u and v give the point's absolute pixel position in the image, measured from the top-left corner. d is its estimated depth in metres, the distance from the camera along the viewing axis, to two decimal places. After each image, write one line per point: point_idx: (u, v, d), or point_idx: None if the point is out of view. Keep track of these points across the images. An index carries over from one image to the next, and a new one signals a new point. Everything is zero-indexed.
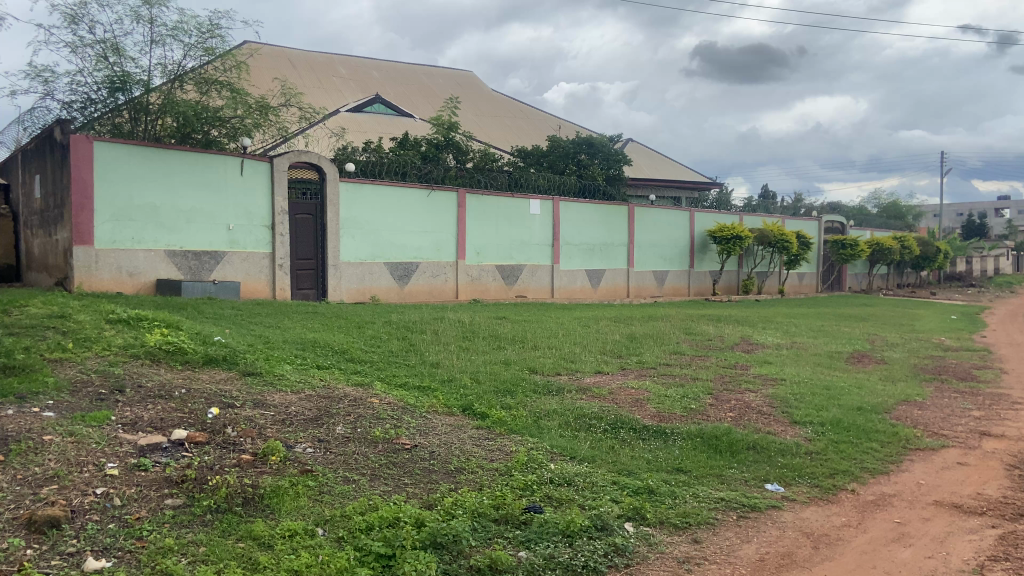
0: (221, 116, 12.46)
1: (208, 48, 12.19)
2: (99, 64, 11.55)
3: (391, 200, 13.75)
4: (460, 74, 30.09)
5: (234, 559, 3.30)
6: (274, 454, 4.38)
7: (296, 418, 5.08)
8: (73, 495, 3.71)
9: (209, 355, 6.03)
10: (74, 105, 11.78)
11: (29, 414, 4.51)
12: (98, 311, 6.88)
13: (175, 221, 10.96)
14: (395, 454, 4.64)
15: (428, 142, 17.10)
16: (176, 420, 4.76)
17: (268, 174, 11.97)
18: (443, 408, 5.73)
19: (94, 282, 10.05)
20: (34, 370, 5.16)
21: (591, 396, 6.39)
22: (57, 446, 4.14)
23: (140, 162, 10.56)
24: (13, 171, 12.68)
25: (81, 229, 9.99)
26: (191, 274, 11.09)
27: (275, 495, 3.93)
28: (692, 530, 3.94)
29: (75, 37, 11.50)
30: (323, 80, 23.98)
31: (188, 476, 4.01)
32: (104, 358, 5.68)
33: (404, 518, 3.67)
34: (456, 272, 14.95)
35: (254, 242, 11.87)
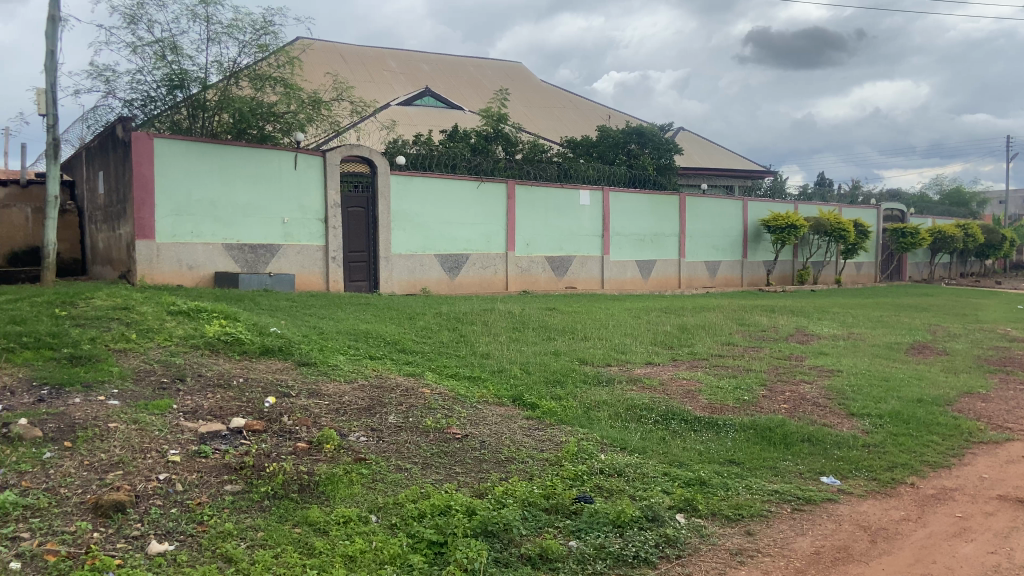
0: (275, 112, 12.71)
1: (262, 45, 12.39)
2: (158, 63, 11.86)
3: (440, 191, 13.85)
4: (508, 65, 30.11)
5: (291, 544, 3.39)
6: (329, 442, 4.46)
7: (349, 407, 5.17)
8: (137, 481, 3.86)
9: (265, 345, 6.17)
10: (135, 103, 12.11)
11: (96, 402, 4.70)
12: (160, 303, 7.10)
13: (232, 217, 11.23)
14: (446, 444, 4.69)
15: (478, 134, 17.15)
16: (234, 409, 4.89)
17: (321, 168, 12.16)
18: (493, 398, 5.75)
19: (155, 275, 10.38)
20: (100, 360, 5.38)
21: (642, 387, 6.36)
22: (122, 434, 4.31)
23: (199, 160, 10.84)
24: (77, 167, 13.17)
25: (143, 224, 10.30)
26: (248, 267, 11.36)
27: (330, 482, 4.01)
28: (746, 522, 3.88)
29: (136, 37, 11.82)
30: (373, 73, 24.24)
31: (246, 463, 4.13)
32: (165, 347, 5.87)
33: (455, 506, 3.71)
34: (506, 263, 14.99)
35: (309, 235, 12.10)
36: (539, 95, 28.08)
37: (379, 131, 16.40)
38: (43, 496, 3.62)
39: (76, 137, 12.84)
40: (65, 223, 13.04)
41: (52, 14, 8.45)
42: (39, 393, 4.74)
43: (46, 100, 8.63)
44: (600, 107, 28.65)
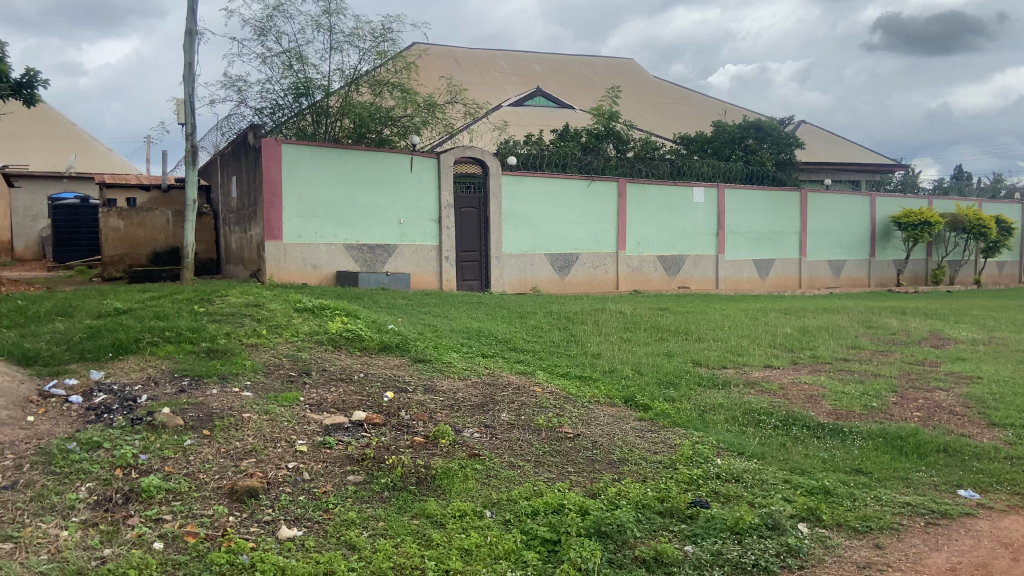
0: (392, 116, 13.16)
1: (381, 51, 12.83)
2: (286, 73, 12.51)
3: (551, 191, 13.91)
4: (620, 62, 29.84)
5: (409, 535, 3.51)
6: (444, 437, 4.58)
7: (463, 404, 5.28)
8: (269, 468, 4.10)
9: (383, 342, 6.40)
10: (265, 111, 12.82)
11: (231, 393, 5.03)
12: (287, 300, 7.49)
13: (353, 218, 11.70)
14: (558, 442, 4.71)
15: (589, 132, 17.09)
16: (355, 402, 5.10)
17: (435, 170, 12.46)
18: (606, 398, 5.73)
19: (282, 273, 10.95)
20: (234, 354, 5.75)
21: (760, 390, 6.17)
22: (254, 423, 4.59)
23: (322, 164, 11.34)
24: (213, 173, 14.10)
25: (272, 225, 10.89)
26: (367, 266, 11.80)
27: (446, 476, 4.11)
28: (873, 534, 3.70)
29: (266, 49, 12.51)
30: (486, 75, 24.62)
31: (367, 454, 4.30)
32: (292, 342, 6.19)
33: (569, 505, 3.72)
34: (618, 262, 14.87)
35: (424, 235, 12.43)
36: (652, 91, 27.66)
37: (491, 132, 16.64)
38: (184, 480, 3.92)
39: (212, 145, 13.73)
40: (202, 225, 13.98)
41: (191, 28, 9.07)
42: (180, 384, 5.13)
43: (185, 111, 9.27)
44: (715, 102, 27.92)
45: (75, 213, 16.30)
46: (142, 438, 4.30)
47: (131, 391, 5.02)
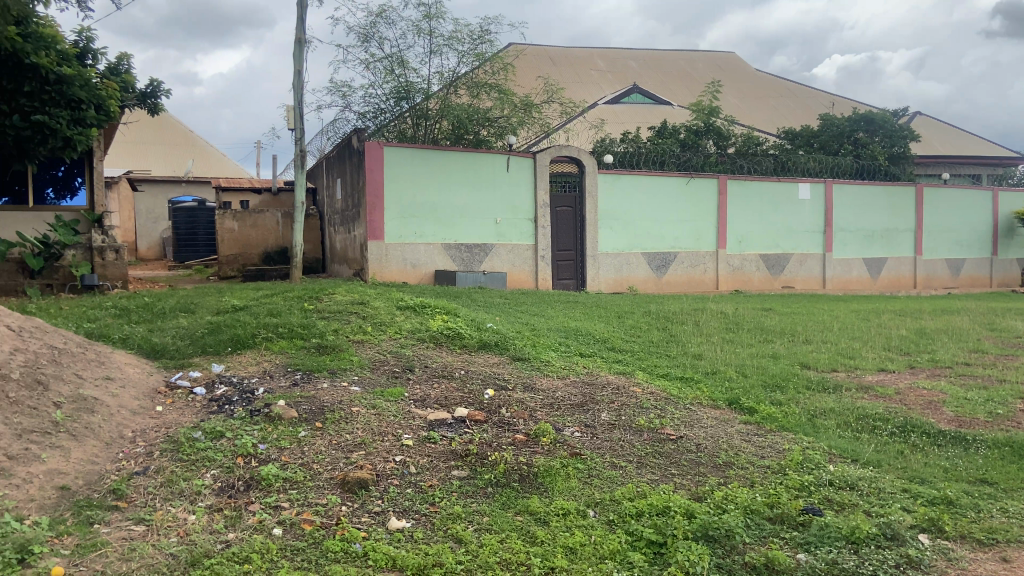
0: (489, 117, 13.32)
1: (479, 53, 12.99)
2: (387, 77, 12.84)
3: (649, 189, 13.75)
4: (720, 56, 29.16)
5: (514, 531, 3.55)
6: (545, 436, 4.61)
7: (563, 403, 5.29)
8: (377, 461, 4.24)
9: (483, 340, 6.49)
10: (367, 115, 13.19)
11: (340, 387, 5.22)
12: (390, 298, 7.71)
13: (450, 218, 11.91)
14: (661, 444, 4.66)
15: (688, 129, 16.78)
16: (457, 399, 5.20)
17: (532, 169, 12.52)
18: (708, 400, 5.63)
19: (384, 273, 11.28)
20: (342, 349, 5.97)
21: (874, 395, 5.90)
22: (363, 417, 4.75)
23: (422, 165, 11.58)
24: (319, 175, 14.66)
25: (374, 226, 11.23)
26: (464, 266, 12.00)
27: (548, 474, 4.14)
28: (1002, 549, 3.48)
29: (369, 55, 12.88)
30: (582, 73, 24.57)
31: (471, 450, 4.38)
32: (396, 339, 6.37)
33: (675, 507, 3.68)
34: (718, 261, 14.55)
35: (519, 235, 12.52)
36: (753, 85, 26.89)
37: (587, 130, 16.57)
38: (299, 470, 4.11)
39: (318, 149, 14.26)
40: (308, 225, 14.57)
41: (300, 37, 9.44)
42: (293, 378, 5.38)
43: (294, 116, 9.67)
44: (821, 95, 26.86)
45: (193, 215, 17.29)
46: (260, 429, 4.54)
47: (248, 383, 5.31)
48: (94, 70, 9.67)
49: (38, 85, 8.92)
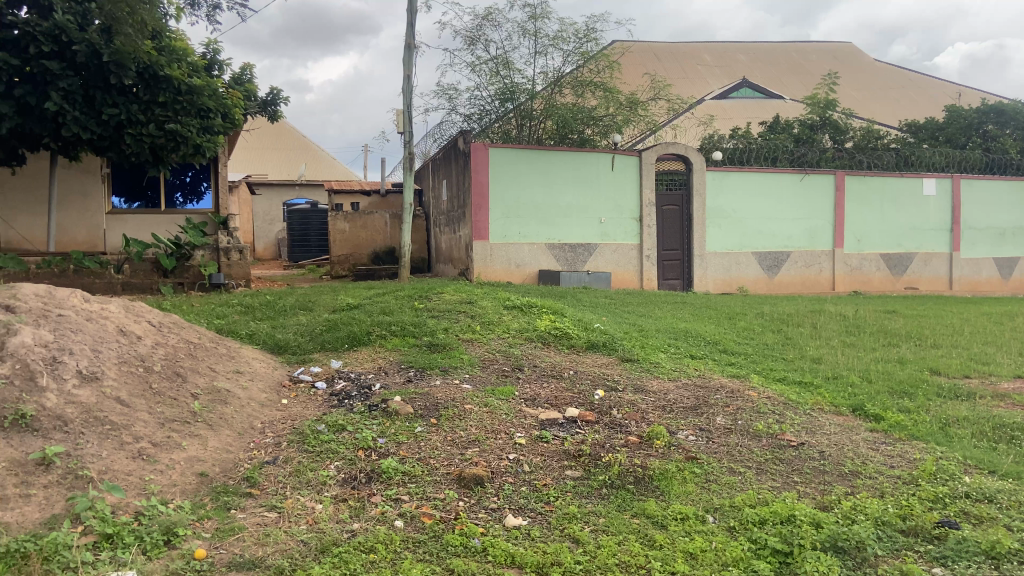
0: (595, 116, 13.21)
1: (584, 52, 12.96)
2: (493, 79, 13.01)
3: (760, 186, 13.34)
4: (836, 47, 28.00)
5: (632, 534, 3.52)
6: (659, 438, 4.55)
7: (676, 405, 5.21)
8: (492, 458, 4.30)
9: (591, 340, 6.47)
10: (473, 116, 13.42)
11: (452, 385, 5.34)
12: (497, 298, 7.81)
13: (555, 218, 11.94)
14: (780, 450, 4.52)
15: (801, 123, 16.20)
16: (568, 398, 5.21)
17: (637, 168, 12.39)
18: (830, 406, 5.42)
19: (489, 272, 11.45)
20: (452, 348, 6.09)
21: (1015, 404, 5.52)
22: (476, 415, 4.83)
23: (527, 165, 11.66)
24: (425, 177, 15.01)
25: (479, 226, 11.41)
26: (568, 265, 12.00)
27: (664, 477, 4.08)
28: None
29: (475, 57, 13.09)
30: (689, 68, 24.14)
31: (584, 451, 4.38)
32: (504, 339, 6.45)
33: (799, 516, 3.56)
34: (834, 261, 13.98)
35: (624, 234, 12.42)
36: (871, 76, 25.66)
37: (695, 126, 16.23)
38: (417, 464, 4.22)
39: (425, 151, 14.62)
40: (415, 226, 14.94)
41: (409, 42, 9.69)
42: (407, 374, 5.54)
43: (403, 120, 9.92)
44: (947, 85, 25.33)
45: (306, 216, 18.06)
46: (379, 424, 4.71)
47: (365, 379, 5.52)
48: (221, 83, 10.42)
49: (172, 96, 9.53)
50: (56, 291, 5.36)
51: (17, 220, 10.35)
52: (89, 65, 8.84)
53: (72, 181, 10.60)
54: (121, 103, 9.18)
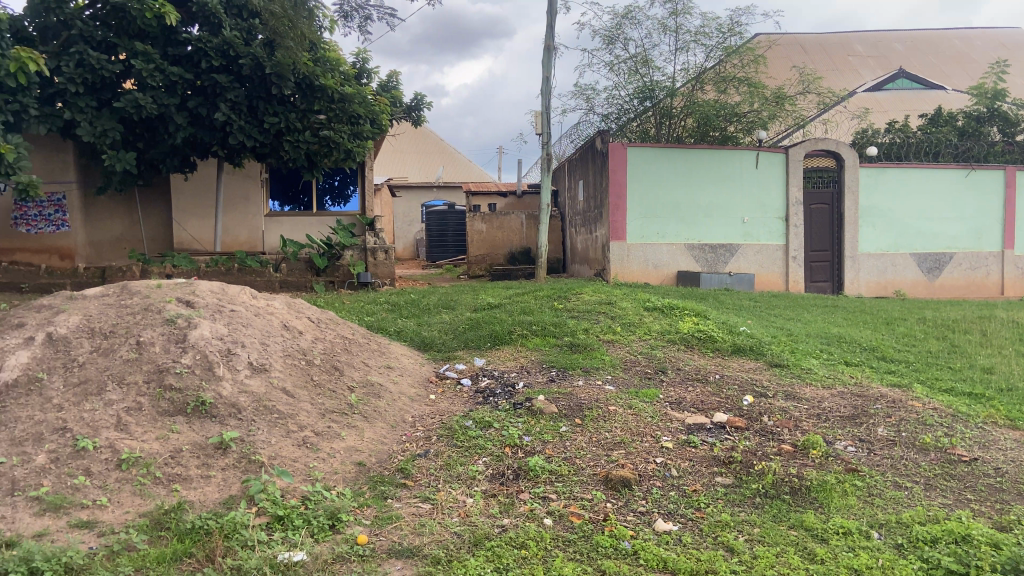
0: (739, 112, 12.86)
1: (728, 46, 12.58)
2: (632, 78, 12.91)
3: (921, 182, 12.46)
4: (1006, 33, 25.75)
5: (790, 546, 3.38)
6: (815, 448, 4.35)
7: (832, 414, 4.96)
8: (638, 461, 4.26)
9: (737, 344, 6.27)
10: (611, 116, 13.38)
11: (595, 385, 5.33)
12: (637, 299, 7.73)
13: (694, 218, 11.68)
14: (951, 465, 4.20)
15: (967, 114, 15.00)
16: (715, 403, 5.08)
17: (783, 165, 11.90)
18: (1006, 420, 4.98)
19: (626, 273, 11.38)
20: (593, 348, 6.10)
21: None
22: (621, 416, 4.80)
23: (667, 164, 11.47)
24: (561, 178, 15.09)
25: (616, 226, 11.36)
26: (708, 267, 11.72)
27: (822, 489, 3.89)
28: None
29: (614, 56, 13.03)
30: (838, 59, 22.93)
31: (734, 458, 4.25)
32: (646, 340, 6.37)
33: (977, 536, 3.29)
34: (1004, 263, 12.88)
35: (769, 235, 11.96)
36: None
37: (846, 121, 15.38)
38: (564, 464, 4.24)
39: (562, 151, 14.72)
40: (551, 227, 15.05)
41: (549, 44, 9.76)
42: (549, 374, 5.59)
43: (542, 120, 10.02)
44: None
45: (444, 216, 18.59)
46: (524, 421, 4.79)
47: (508, 377, 5.62)
48: (369, 90, 10.91)
49: (325, 103, 10.06)
50: (228, 289, 5.81)
51: (189, 223, 11.28)
52: (252, 77, 9.48)
53: (236, 185, 11.40)
54: (280, 112, 9.82)
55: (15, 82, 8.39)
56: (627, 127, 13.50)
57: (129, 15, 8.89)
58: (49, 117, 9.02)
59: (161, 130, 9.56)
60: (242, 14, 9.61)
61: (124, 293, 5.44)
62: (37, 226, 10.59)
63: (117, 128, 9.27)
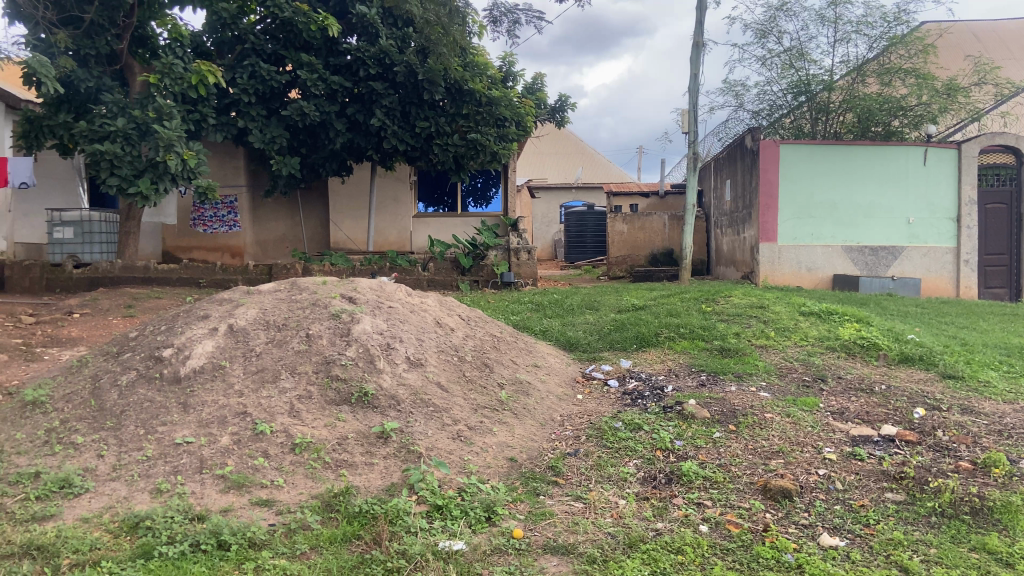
0: (905, 106, 12.05)
1: (893, 36, 11.84)
2: (786, 72, 12.45)
3: None
4: None
5: (973, 570, 3.13)
6: (999, 467, 4.00)
7: (1017, 432, 4.55)
8: (799, 472, 4.09)
9: (905, 353, 5.89)
10: (763, 112, 13.01)
11: (749, 392, 5.17)
12: (791, 303, 7.42)
13: (853, 218, 11.06)
14: None
15: None
16: (881, 415, 4.78)
17: (955, 162, 11.05)
18: None
19: (777, 275, 10.96)
20: (746, 353, 5.93)
21: None
22: (779, 425, 4.64)
23: (823, 163, 10.94)
24: (708, 178, 14.74)
25: (767, 227, 10.96)
26: (868, 270, 11.07)
27: (1007, 511, 3.58)
28: None
29: (767, 50, 12.60)
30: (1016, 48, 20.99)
31: (906, 473, 3.99)
32: (802, 347, 6.10)
33: None
34: None
35: (937, 236, 11.15)
36: None
37: None
38: (719, 470, 4.14)
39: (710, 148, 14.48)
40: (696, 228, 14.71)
41: (699, 40, 9.56)
42: (700, 378, 5.48)
43: (690, 119, 9.81)
44: None
45: (583, 220, 18.63)
46: (676, 426, 4.72)
47: (657, 381, 5.55)
48: (516, 93, 11.10)
49: (473, 107, 10.34)
50: (386, 286, 6.09)
51: (344, 223, 11.94)
52: (406, 84, 9.90)
53: (387, 186, 12.00)
54: (430, 117, 10.19)
55: (198, 94, 9.18)
56: (780, 123, 13.07)
57: (296, 29, 9.56)
58: (225, 126, 9.79)
59: (322, 136, 10.17)
60: (397, 24, 10.10)
61: (294, 289, 5.83)
62: (212, 226, 11.65)
63: (284, 135, 9.94)
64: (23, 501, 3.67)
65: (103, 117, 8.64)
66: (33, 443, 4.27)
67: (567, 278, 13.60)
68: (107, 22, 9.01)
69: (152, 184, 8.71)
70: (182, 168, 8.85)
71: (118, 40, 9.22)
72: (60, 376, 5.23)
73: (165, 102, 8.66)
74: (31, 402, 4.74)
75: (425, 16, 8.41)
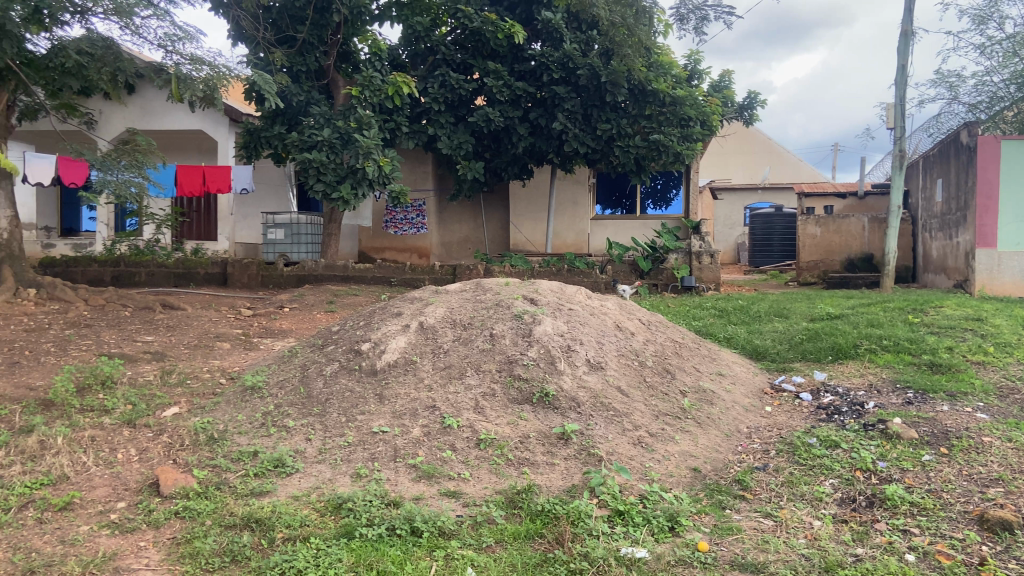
0: None
1: None
2: (1009, 60, 11.19)
3: None
4: None
5: None
6: None
7: None
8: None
9: None
10: (980, 105, 11.78)
11: (963, 412, 4.69)
12: (1016, 316, 6.64)
13: None
14: None
15: None
16: None
17: None
18: None
19: (996, 285, 9.89)
20: (960, 370, 5.39)
21: None
22: (999, 450, 4.16)
23: None
24: (914, 178, 13.57)
25: (985, 232, 9.92)
26: None
27: None
28: None
29: (986, 36, 11.39)
30: None
31: None
32: None
33: None
34: None
35: None
36: None
37: None
38: (928, 496, 3.78)
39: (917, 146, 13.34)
40: (900, 232, 13.57)
41: (906, 28, 8.80)
42: (905, 396, 5.04)
43: (894, 115, 9.07)
44: None
45: (770, 220, 17.87)
46: (878, 445, 4.37)
47: (855, 396, 5.17)
48: (701, 92, 10.81)
49: (657, 108, 10.19)
50: (567, 288, 6.15)
51: (524, 225, 12.24)
52: (589, 87, 9.94)
53: (567, 189, 12.14)
54: (612, 119, 10.15)
55: (393, 104, 9.77)
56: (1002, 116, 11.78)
57: (484, 37, 9.92)
58: (416, 133, 10.34)
59: (506, 141, 10.47)
60: (581, 27, 10.19)
61: (479, 289, 6.03)
62: (402, 228, 12.28)
63: (470, 140, 10.34)
64: (244, 476, 4.07)
65: (311, 128, 9.42)
66: (252, 423, 4.73)
67: (752, 284, 13.05)
68: (317, 41, 9.83)
69: (351, 189, 9.37)
70: (378, 174, 9.44)
71: (326, 56, 10.08)
72: (273, 364, 5.76)
73: (364, 113, 9.30)
74: (250, 386, 5.25)
75: (611, 18, 8.51)
